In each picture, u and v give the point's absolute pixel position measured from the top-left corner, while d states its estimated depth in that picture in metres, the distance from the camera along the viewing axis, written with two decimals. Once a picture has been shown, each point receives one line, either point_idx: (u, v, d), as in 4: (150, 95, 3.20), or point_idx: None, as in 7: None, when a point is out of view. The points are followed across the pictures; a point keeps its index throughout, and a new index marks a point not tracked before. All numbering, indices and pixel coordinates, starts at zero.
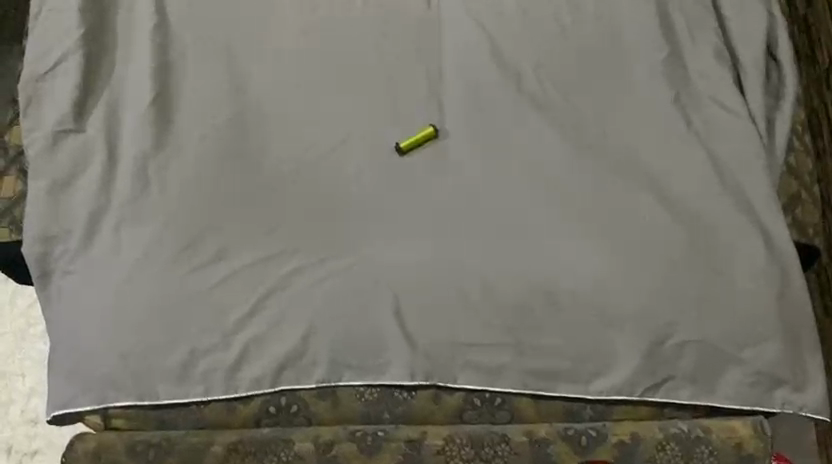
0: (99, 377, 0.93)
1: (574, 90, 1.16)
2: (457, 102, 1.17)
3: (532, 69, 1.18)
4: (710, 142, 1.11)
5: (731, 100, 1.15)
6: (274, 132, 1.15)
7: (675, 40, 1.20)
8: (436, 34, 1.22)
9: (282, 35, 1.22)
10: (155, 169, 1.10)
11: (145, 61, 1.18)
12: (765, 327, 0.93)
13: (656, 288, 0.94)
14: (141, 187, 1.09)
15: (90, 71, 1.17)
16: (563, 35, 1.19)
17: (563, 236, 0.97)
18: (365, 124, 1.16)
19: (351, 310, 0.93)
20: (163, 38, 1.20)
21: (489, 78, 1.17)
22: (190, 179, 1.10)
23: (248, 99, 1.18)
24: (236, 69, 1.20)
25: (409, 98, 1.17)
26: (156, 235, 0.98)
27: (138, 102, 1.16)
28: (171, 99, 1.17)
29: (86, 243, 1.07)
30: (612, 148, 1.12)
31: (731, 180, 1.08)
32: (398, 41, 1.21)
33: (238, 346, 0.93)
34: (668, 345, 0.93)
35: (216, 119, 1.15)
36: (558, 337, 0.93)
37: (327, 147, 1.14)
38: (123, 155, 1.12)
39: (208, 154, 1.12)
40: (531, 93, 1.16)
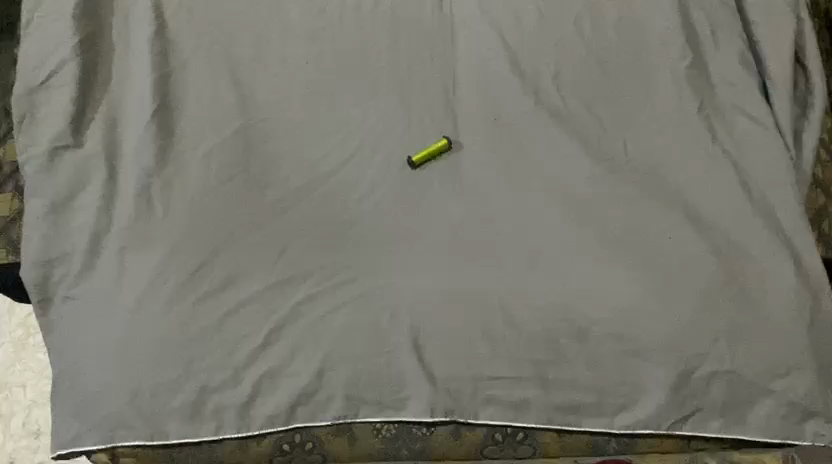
0: (115, 413, 0.92)
1: (595, 102, 1.12)
2: (474, 113, 1.12)
3: (550, 81, 1.13)
4: (737, 157, 1.07)
5: (758, 111, 1.10)
6: (284, 146, 1.10)
7: (699, 47, 1.15)
8: (449, 43, 1.18)
9: (290, 44, 1.17)
10: (159, 188, 1.05)
11: (145, 71, 1.13)
12: (797, 357, 0.91)
13: (685, 318, 0.92)
14: (145, 207, 1.03)
15: (88, 83, 1.12)
16: (584, 45, 1.15)
17: (582, 264, 0.96)
18: (375, 137, 1.10)
19: (366, 342, 0.92)
20: (163, 47, 1.15)
21: (505, 89, 1.13)
22: (197, 198, 1.04)
23: (254, 112, 1.13)
24: (240, 81, 1.15)
25: (422, 111, 1.13)
26: (167, 262, 0.97)
27: (139, 115, 1.11)
28: (174, 111, 1.12)
29: (87, 267, 1.02)
30: (636, 162, 1.07)
31: (758, 197, 1.03)
32: (411, 50, 1.16)
33: (251, 380, 0.92)
34: (696, 377, 0.90)
35: (221, 132, 1.10)
36: (583, 368, 0.91)
37: (335, 161, 1.09)
38: (125, 172, 1.07)
39: (212, 171, 1.06)
40: (550, 106, 1.12)
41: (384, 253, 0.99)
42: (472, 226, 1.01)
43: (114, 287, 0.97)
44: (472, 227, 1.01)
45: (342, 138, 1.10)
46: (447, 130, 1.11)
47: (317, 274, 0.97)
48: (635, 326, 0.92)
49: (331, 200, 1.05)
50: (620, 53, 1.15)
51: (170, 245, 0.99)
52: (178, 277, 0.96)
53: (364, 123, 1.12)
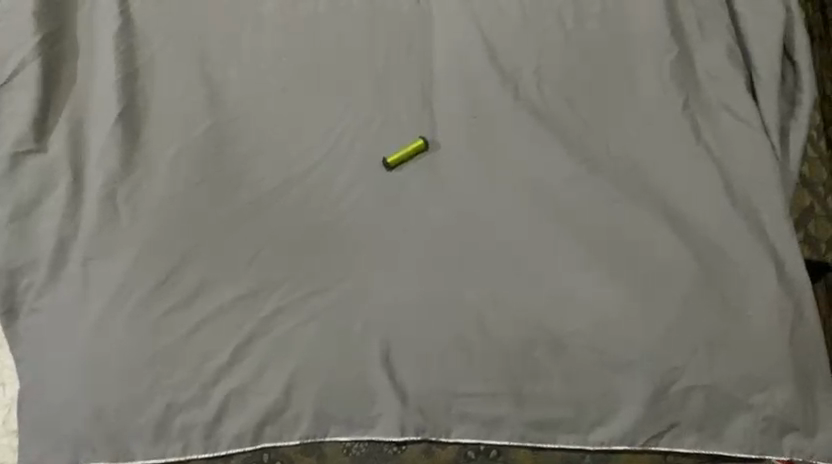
0: (76, 434, 0.90)
1: (577, 97, 1.08)
2: (453, 108, 1.08)
3: (530, 76, 1.10)
4: (720, 156, 1.04)
5: (743, 108, 1.06)
6: (254, 146, 1.06)
7: (685, 39, 1.11)
8: (427, 35, 1.13)
9: (261, 37, 1.13)
10: (125, 195, 1.02)
11: (110, 70, 1.09)
12: (776, 370, 0.89)
13: (663, 328, 0.90)
14: (111, 215, 1.00)
15: (51, 82, 1.08)
16: (566, 37, 1.11)
17: (562, 271, 0.94)
18: (349, 136, 1.06)
19: (338, 356, 0.90)
20: (129, 43, 1.11)
21: (485, 83, 1.09)
22: (165, 204, 1.00)
23: (224, 109, 1.08)
24: (209, 76, 1.10)
25: (401, 106, 1.08)
26: (133, 275, 0.95)
27: (104, 117, 1.07)
28: (140, 112, 1.08)
29: (53, 278, 0.98)
30: (617, 160, 1.04)
31: (743, 200, 1.00)
32: (388, 44, 1.12)
33: (217, 400, 0.91)
34: (673, 391, 0.89)
35: (191, 133, 1.06)
36: (559, 382, 0.90)
37: (310, 162, 1.04)
38: (89, 178, 1.04)
39: (182, 176, 1.03)
40: (531, 103, 1.08)
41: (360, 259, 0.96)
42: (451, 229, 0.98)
43: (79, 302, 0.95)
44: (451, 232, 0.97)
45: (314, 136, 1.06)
46: (426, 127, 1.07)
47: (290, 282, 0.95)
48: (614, 338, 0.90)
49: (303, 203, 1.01)
50: (604, 46, 1.11)
51: (137, 255, 0.96)
52: (146, 289, 0.94)
53: (338, 121, 1.07)
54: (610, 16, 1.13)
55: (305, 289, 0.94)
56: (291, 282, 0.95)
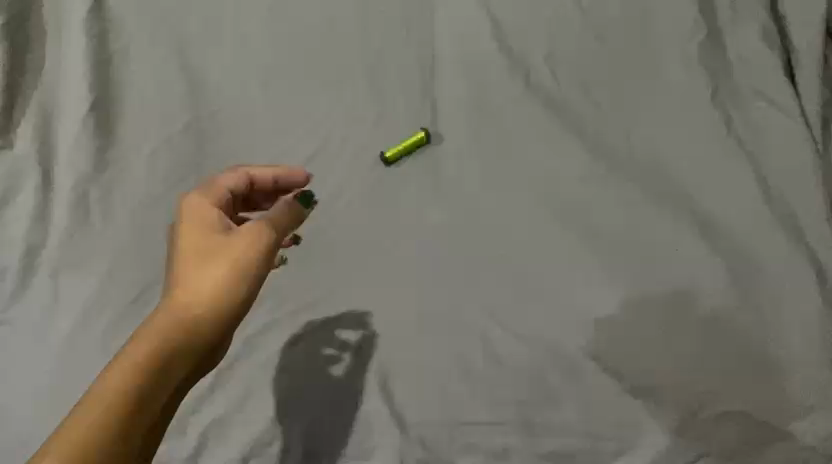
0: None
1: (593, 85, 1.00)
2: (455, 101, 1.00)
3: (541, 62, 1.01)
4: (753, 149, 0.94)
5: (781, 97, 0.96)
6: (242, 143, 0.99)
7: (714, 19, 1.02)
8: (429, 20, 1.05)
9: (251, 24, 1.05)
10: (98, 196, 0.94)
11: (79, 56, 1.00)
12: (819, 395, 0.79)
13: (688, 351, 0.82)
14: (82, 218, 0.93)
15: (16, 69, 0.99)
16: (582, 17, 1.03)
17: (575, 286, 0.86)
18: (342, 133, 0.98)
19: (328, 383, 0.82)
20: (101, 28, 1.02)
21: (493, 71, 1.01)
22: (140, 209, 0.94)
23: (207, 102, 1.01)
24: (193, 67, 1.02)
25: (398, 99, 1.01)
26: (105, 290, 0.89)
27: (75, 108, 0.98)
28: (115, 103, 1.00)
29: (20, 287, 0.89)
30: (635, 157, 0.95)
31: (778, 200, 0.90)
32: (386, 30, 1.04)
33: (196, 429, 0.81)
34: (702, 418, 0.79)
35: (170, 128, 0.99)
36: (575, 411, 0.80)
37: (302, 157, 0.97)
38: (59, 176, 0.95)
39: (160, 176, 0.96)
40: (543, 93, 1.00)
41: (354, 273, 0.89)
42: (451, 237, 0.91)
43: (45, 320, 0.87)
44: (452, 242, 0.90)
45: (306, 131, 0.99)
46: (426, 123, 0.99)
47: (280, 300, 0.88)
48: (631, 359, 0.82)
49: None
50: (622, 30, 1.03)
51: (108, 270, 0.90)
52: (119, 306, 0.88)
53: (330, 114, 1.00)
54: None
55: (296, 309, 0.88)
56: (280, 300, 0.88)
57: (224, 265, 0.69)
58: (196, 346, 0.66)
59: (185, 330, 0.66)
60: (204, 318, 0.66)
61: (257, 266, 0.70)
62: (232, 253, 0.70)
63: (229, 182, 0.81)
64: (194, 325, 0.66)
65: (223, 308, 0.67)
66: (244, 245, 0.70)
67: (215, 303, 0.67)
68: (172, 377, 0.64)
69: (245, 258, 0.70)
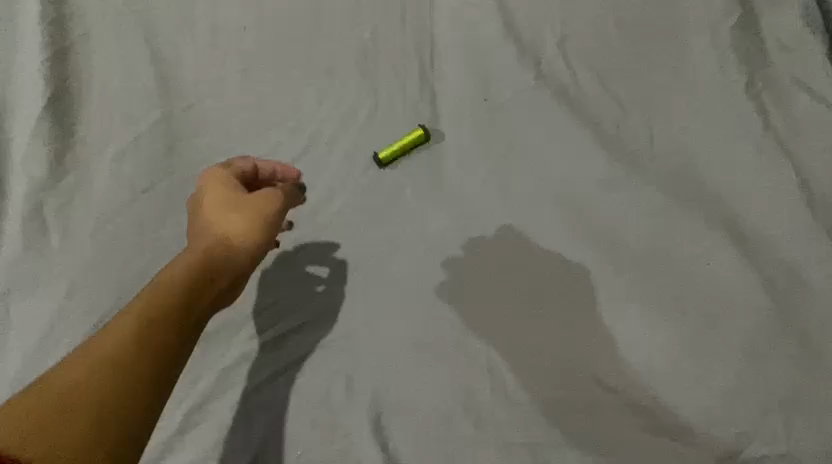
0: None
1: (610, 75, 0.90)
2: (457, 96, 0.91)
3: (554, 50, 0.92)
4: (793, 145, 0.84)
5: (823, 86, 0.86)
6: (219, 143, 0.89)
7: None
8: (430, 4, 0.96)
9: (232, 11, 0.95)
10: (56, 206, 0.84)
11: (34, 47, 0.89)
12: None
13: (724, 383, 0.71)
14: (37, 232, 0.82)
15: None
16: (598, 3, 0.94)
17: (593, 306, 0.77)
18: (331, 131, 0.90)
19: (312, 420, 0.72)
20: (58, 14, 0.91)
21: (500, 60, 0.92)
22: (103, 219, 0.84)
23: (180, 98, 0.91)
24: (164, 60, 0.93)
25: (394, 92, 0.91)
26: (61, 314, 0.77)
27: (29, 106, 0.87)
28: (76, 101, 0.90)
29: None
30: (657, 155, 0.86)
31: (823, 203, 0.80)
32: (381, 16, 0.95)
33: None
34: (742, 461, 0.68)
35: (137, 127, 0.89)
36: (595, 452, 0.69)
37: (284, 159, 0.88)
38: (12, 185, 0.84)
39: (125, 181, 0.86)
40: (556, 83, 0.90)
41: (345, 291, 0.80)
42: (453, 249, 0.82)
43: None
44: (454, 255, 0.81)
45: (290, 131, 0.90)
46: (424, 119, 0.90)
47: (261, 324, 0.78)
48: (658, 390, 0.72)
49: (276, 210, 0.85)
50: (643, 13, 0.93)
51: (64, 290, 0.79)
52: (75, 332, 0.77)
53: (316, 113, 0.91)
54: None
55: (278, 334, 0.77)
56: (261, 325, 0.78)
57: (249, 206, 0.69)
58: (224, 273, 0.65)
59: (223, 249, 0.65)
60: (238, 246, 0.66)
61: (275, 215, 0.71)
62: (254, 202, 0.70)
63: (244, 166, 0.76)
64: (227, 242, 0.66)
65: (244, 245, 0.66)
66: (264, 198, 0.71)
67: (240, 232, 0.67)
68: (171, 346, 0.54)
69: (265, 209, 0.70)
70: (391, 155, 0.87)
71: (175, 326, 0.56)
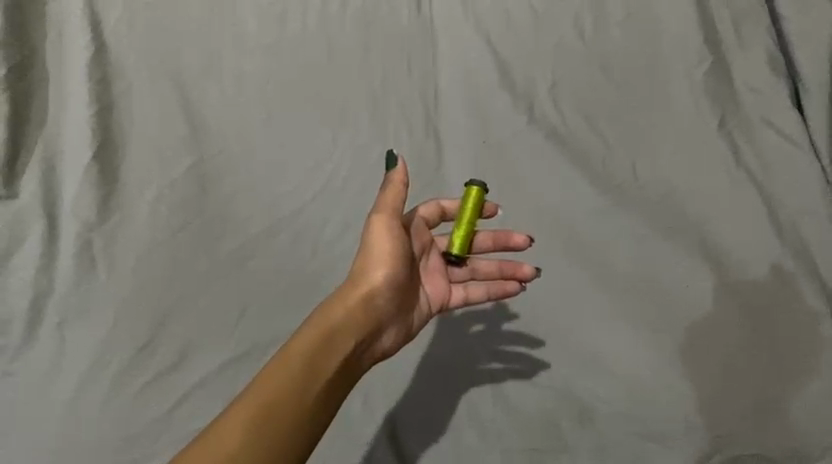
0: None
1: (596, 115, 1.01)
2: (458, 136, 1.01)
3: (546, 94, 1.03)
4: (762, 179, 0.95)
5: (787, 124, 0.98)
6: (244, 182, 1.00)
7: (719, 46, 1.04)
8: (430, 54, 1.07)
9: (248, 61, 1.06)
10: (102, 244, 0.94)
11: (83, 102, 1.00)
12: None
13: (702, 395, 0.80)
14: (87, 266, 0.92)
15: (20, 117, 1.00)
16: (584, 48, 1.05)
17: (582, 325, 0.86)
18: (346, 170, 1.00)
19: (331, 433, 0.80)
20: (103, 72, 1.03)
21: (497, 103, 1.02)
22: (144, 254, 0.94)
23: (210, 141, 1.02)
24: (195, 109, 1.03)
25: (401, 134, 1.01)
26: (109, 340, 0.88)
27: (78, 155, 0.98)
28: (118, 148, 1.00)
29: (26, 341, 0.88)
30: (639, 188, 0.96)
31: (790, 228, 0.91)
32: (387, 66, 1.06)
33: None
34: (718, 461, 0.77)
35: (172, 171, 0.99)
36: (589, 455, 0.78)
37: (304, 197, 0.99)
38: (65, 225, 0.95)
39: (165, 220, 0.96)
40: (547, 124, 1.01)
41: None
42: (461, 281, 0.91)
43: (51, 373, 0.86)
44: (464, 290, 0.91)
45: (309, 169, 1.00)
46: (429, 157, 1.00)
47: None
48: (642, 397, 0.81)
49: (296, 245, 0.96)
50: (625, 60, 1.04)
51: (113, 318, 0.89)
52: (124, 353, 0.87)
53: (332, 153, 1.01)
54: (631, 27, 1.06)
55: None
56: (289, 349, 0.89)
57: (378, 258, 0.76)
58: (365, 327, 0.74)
59: (340, 316, 0.72)
60: (356, 302, 0.74)
61: (397, 262, 0.76)
62: (375, 253, 0.76)
63: (446, 203, 0.87)
64: (349, 312, 0.73)
65: (383, 283, 0.75)
66: (386, 224, 0.77)
67: (364, 296, 0.74)
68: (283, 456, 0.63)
69: (392, 231, 0.77)
70: (461, 242, 0.82)
71: (301, 396, 0.66)
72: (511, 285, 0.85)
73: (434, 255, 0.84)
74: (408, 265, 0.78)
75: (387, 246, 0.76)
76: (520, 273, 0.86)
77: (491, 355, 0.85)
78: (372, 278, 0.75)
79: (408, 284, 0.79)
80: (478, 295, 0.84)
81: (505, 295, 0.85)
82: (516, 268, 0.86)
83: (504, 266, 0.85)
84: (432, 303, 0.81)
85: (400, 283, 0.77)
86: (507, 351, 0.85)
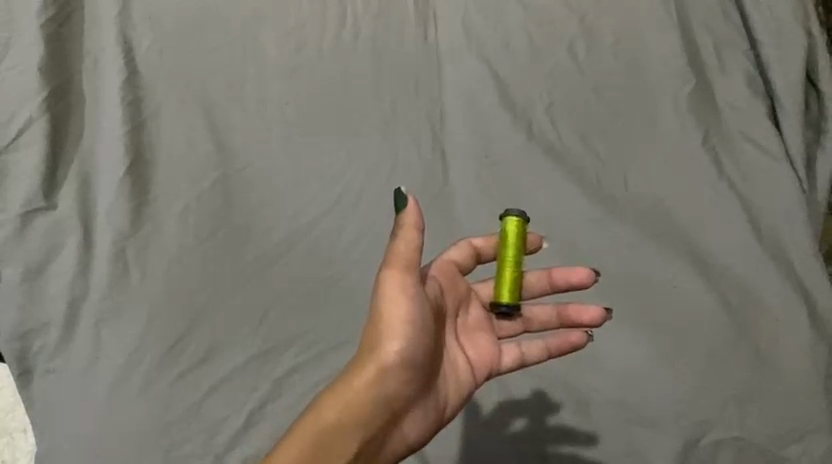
0: None
1: (590, 132, 1.09)
2: (463, 152, 1.09)
3: (543, 113, 1.11)
4: (743, 189, 1.03)
5: (766, 139, 1.06)
6: (264, 194, 1.08)
7: (702, 68, 1.13)
8: (436, 77, 1.16)
9: (269, 84, 1.15)
10: (135, 252, 1.02)
11: (117, 122, 1.09)
12: (813, 421, 0.86)
13: (688, 385, 0.88)
14: (121, 271, 1.00)
15: (59, 136, 1.09)
16: (578, 71, 1.14)
17: None
18: (359, 183, 1.08)
19: None
20: (135, 95, 1.12)
21: (498, 121, 1.11)
22: (174, 261, 1.01)
23: (233, 158, 1.10)
24: (219, 128, 1.12)
25: (410, 151, 1.10)
26: (142, 339, 0.95)
27: (112, 171, 1.06)
28: (148, 164, 1.08)
29: (67, 339, 0.96)
30: (629, 198, 1.04)
31: (769, 235, 0.99)
32: (396, 88, 1.14)
33: None
34: (702, 444, 0.86)
35: (199, 184, 1.07)
36: (584, 441, 0.86)
37: (321, 208, 1.07)
38: (99, 234, 1.03)
39: (193, 229, 1.04)
40: (544, 141, 1.09)
41: None
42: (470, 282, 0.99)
43: (91, 368, 0.94)
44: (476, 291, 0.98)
45: (325, 183, 1.08)
46: (436, 172, 1.08)
47: (309, 347, 0.97)
48: (633, 386, 0.89)
49: (314, 253, 1.04)
50: (615, 81, 1.13)
51: (146, 319, 0.97)
52: (155, 351, 0.95)
53: (346, 168, 1.09)
54: (622, 50, 1.15)
55: (326, 355, 0.96)
56: (308, 347, 0.97)
57: (391, 330, 0.76)
58: (381, 400, 0.76)
59: (356, 391, 0.75)
60: (370, 375, 0.76)
61: (410, 333, 0.76)
62: (389, 324, 0.76)
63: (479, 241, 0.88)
64: (364, 387, 0.76)
65: (395, 356, 0.76)
66: (399, 284, 0.77)
67: (379, 370, 0.76)
68: None
69: (404, 300, 0.77)
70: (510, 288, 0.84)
71: None
72: (575, 335, 0.86)
73: (475, 309, 0.86)
74: (426, 332, 0.77)
75: (401, 307, 0.77)
76: (587, 316, 0.86)
77: (540, 440, 0.86)
78: (386, 350, 0.76)
79: (430, 351, 0.78)
80: (534, 350, 0.85)
81: (568, 345, 0.86)
82: (582, 312, 0.86)
83: (564, 311, 0.88)
84: (476, 364, 0.83)
85: (417, 353, 0.77)
86: (554, 429, 0.87)
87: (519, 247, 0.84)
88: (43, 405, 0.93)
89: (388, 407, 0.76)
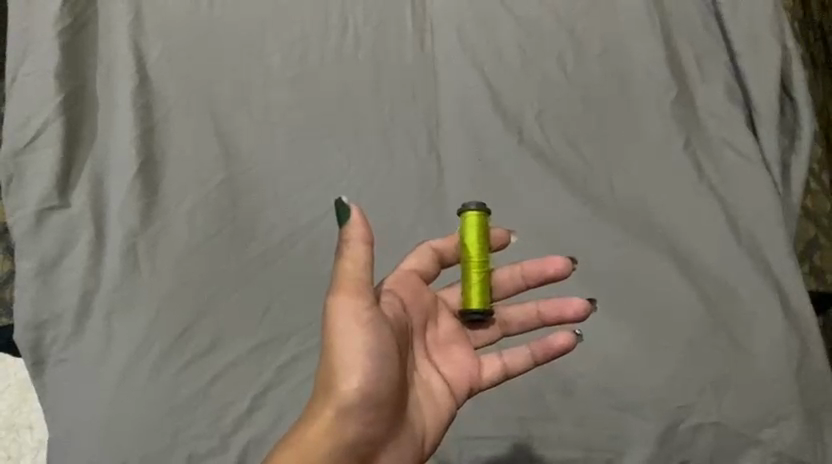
0: None
1: (577, 137, 1.15)
2: (458, 155, 1.15)
3: (533, 119, 1.17)
4: (722, 192, 1.09)
5: (744, 144, 1.12)
6: (268, 194, 1.13)
7: (684, 78, 1.19)
8: (432, 86, 1.22)
9: (273, 90, 1.21)
10: (145, 248, 1.07)
11: (128, 126, 1.15)
12: (784, 407, 0.92)
13: (668, 373, 0.94)
14: (131, 265, 1.05)
15: (73, 139, 1.14)
16: (567, 80, 1.20)
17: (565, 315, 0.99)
18: (358, 185, 1.14)
19: None
20: (146, 100, 1.17)
21: (490, 126, 1.16)
22: (181, 256, 1.06)
23: (238, 159, 1.16)
24: (226, 131, 1.18)
25: (407, 154, 1.16)
26: (151, 330, 1.00)
27: (123, 171, 1.12)
28: (157, 164, 1.14)
29: (79, 330, 1.01)
30: (615, 199, 1.10)
31: (746, 233, 1.05)
32: (394, 95, 1.21)
33: (238, 447, 0.96)
34: (681, 428, 0.91)
35: (206, 185, 1.13)
36: (571, 425, 0.92)
37: (322, 208, 1.12)
38: (111, 231, 1.08)
39: (200, 226, 1.09)
40: (534, 146, 1.15)
41: None
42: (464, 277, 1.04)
43: (103, 357, 0.99)
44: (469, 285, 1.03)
45: (326, 184, 1.14)
46: (432, 174, 1.14)
47: (311, 337, 1.02)
48: (617, 373, 0.94)
49: (315, 249, 1.09)
50: (602, 89, 1.19)
51: (155, 311, 1.02)
52: (164, 341, 1.00)
53: (346, 170, 1.15)
54: (608, 61, 1.21)
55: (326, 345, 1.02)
56: (311, 338, 1.02)
57: (350, 367, 0.79)
58: (351, 432, 0.80)
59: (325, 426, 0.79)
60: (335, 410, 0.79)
61: (368, 365, 0.79)
62: (348, 360, 0.80)
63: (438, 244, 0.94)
64: (331, 425, 0.79)
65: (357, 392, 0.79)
66: (352, 319, 0.80)
67: (344, 406, 0.80)
68: None
69: (360, 333, 0.80)
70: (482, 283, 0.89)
71: None
72: (562, 336, 0.92)
73: (447, 322, 0.92)
74: (386, 361, 0.81)
75: (357, 338, 0.80)
76: (569, 308, 0.94)
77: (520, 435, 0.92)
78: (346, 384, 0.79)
79: (396, 378, 0.82)
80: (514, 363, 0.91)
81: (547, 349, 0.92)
82: (563, 307, 0.94)
83: (542, 309, 0.95)
84: (455, 382, 0.89)
85: (378, 384, 0.80)
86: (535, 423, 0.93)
87: (480, 241, 0.89)
88: (57, 392, 0.99)
89: (358, 438, 0.80)
